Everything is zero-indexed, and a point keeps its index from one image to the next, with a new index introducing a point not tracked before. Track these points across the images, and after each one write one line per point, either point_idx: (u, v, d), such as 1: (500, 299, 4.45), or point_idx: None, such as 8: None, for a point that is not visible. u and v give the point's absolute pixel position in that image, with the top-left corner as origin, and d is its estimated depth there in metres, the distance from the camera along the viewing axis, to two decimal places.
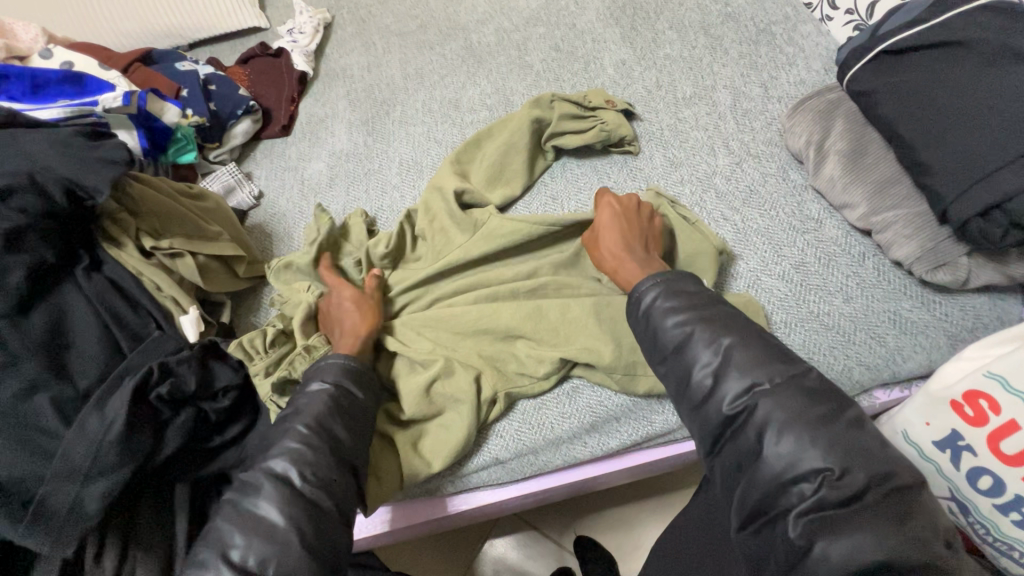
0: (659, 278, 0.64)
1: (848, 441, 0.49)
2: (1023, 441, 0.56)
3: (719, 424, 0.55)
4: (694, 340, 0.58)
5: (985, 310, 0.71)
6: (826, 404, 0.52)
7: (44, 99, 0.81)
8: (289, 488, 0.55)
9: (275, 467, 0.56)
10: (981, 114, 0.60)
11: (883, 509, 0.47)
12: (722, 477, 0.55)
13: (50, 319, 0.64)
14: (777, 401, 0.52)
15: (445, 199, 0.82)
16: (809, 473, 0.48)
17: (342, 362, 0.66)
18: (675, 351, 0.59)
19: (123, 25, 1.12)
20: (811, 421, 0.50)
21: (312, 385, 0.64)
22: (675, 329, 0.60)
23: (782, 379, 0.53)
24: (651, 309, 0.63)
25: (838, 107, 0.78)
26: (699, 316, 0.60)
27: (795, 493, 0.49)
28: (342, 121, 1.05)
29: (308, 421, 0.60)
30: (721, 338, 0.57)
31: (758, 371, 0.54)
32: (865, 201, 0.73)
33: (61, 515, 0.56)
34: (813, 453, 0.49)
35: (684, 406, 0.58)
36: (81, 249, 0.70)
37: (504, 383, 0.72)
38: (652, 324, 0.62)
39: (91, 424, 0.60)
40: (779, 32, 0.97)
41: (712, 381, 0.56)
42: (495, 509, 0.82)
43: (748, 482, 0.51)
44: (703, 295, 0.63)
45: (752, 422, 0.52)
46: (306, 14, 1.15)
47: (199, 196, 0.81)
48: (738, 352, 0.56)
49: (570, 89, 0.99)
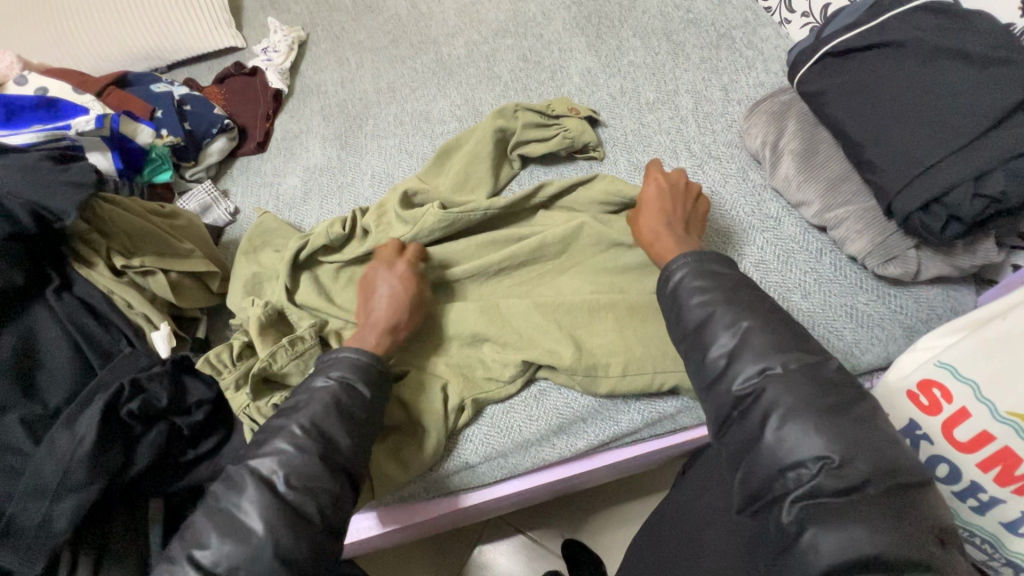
0: (692, 257, 0.62)
1: (857, 430, 0.47)
2: (975, 427, 0.57)
3: (728, 403, 0.53)
4: (714, 321, 0.57)
5: (940, 301, 0.73)
6: (842, 392, 0.50)
7: (18, 125, 0.82)
8: (272, 491, 0.55)
9: (261, 467, 0.57)
10: (918, 111, 0.62)
11: (881, 502, 0.45)
12: (726, 456, 0.53)
13: (20, 341, 0.66)
14: (788, 387, 0.50)
15: (405, 207, 0.83)
16: (808, 459, 0.47)
17: (353, 357, 0.65)
18: (695, 330, 0.58)
19: (100, 50, 1.14)
20: (818, 409, 0.48)
21: (317, 380, 0.64)
22: (698, 308, 0.58)
23: (796, 365, 0.52)
24: (677, 287, 0.61)
25: (790, 108, 0.80)
26: (722, 296, 0.58)
27: (793, 478, 0.48)
28: (316, 136, 1.06)
29: (302, 415, 0.60)
30: (740, 321, 0.55)
31: (773, 356, 0.52)
32: (818, 198, 0.74)
33: (31, 531, 0.58)
34: (815, 440, 0.47)
35: (698, 385, 0.57)
36: (50, 270, 0.72)
37: (471, 390, 0.73)
38: (677, 303, 0.61)
39: (61, 441, 0.62)
40: (739, 36, 1.00)
41: (725, 361, 0.54)
42: (477, 512, 0.83)
43: (748, 466, 0.50)
44: (734, 276, 0.61)
45: (759, 406, 0.51)
46: (280, 32, 1.17)
47: (170, 215, 0.83)
48: (755, 336, 0.54)
49: (537, 98, 1.01)
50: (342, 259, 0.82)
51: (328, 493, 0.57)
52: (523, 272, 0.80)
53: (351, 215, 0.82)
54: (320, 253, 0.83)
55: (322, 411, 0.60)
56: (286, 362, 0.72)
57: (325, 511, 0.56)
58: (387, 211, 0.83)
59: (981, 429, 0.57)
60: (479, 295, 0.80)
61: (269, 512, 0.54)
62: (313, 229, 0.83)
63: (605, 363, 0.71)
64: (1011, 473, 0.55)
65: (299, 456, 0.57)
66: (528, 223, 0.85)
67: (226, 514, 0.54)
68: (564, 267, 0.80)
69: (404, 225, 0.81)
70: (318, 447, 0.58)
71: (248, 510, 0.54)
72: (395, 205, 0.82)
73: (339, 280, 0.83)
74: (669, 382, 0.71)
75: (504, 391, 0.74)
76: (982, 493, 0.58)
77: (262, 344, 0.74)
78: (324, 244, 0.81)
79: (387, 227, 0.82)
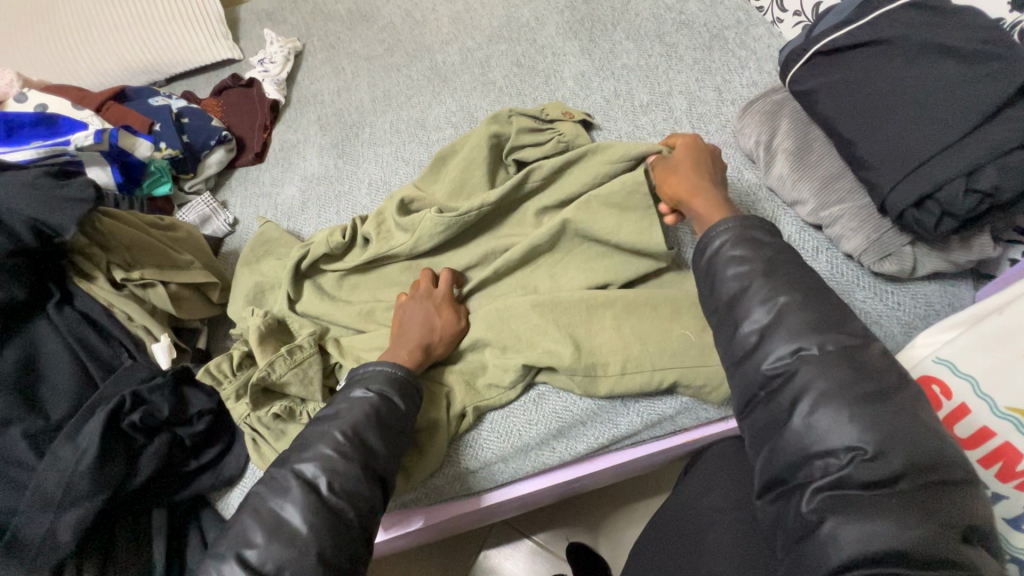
0: (734, 223, 0.62)
1: (896, 421, 0.46)
2: (975, 422, 0.57)
3: (756, 382, 0.53)
4: (749, 294, 0.56)
5: (938, 297, 0.72)
6: (883, 379, 0.48)
7: (19, 141, 0.84)
8: (316, 495, 0.55)
9: (305, 471, 0.56)
10: (910, 107, 0.62)
11: (913, 498, 0.44)
12: (752, 436, 0.54)
13: (23, 356, 0.67)
14: (822, 371, 0.49)
15: (400, 211, 0.84)
16: (839, 449, 0.46)
17: (389, 371, 0.65)
18: (728, 302, 0.58)
19: (99, 64, 1.16)
20: (853, 397, 0.47)
21: (357, 391, 0.64)
22: (733, 280, 0.58)
23: (834, 347, 0.50)
24: (715, 256, 0.61)
25: (783, 107, 0.81)
26: (760, 267, 0.57)
27: (819, 466, 0.47)
28: (314, 145, 1.07)
29: (343, 423, 0.60)
30: (777, 296, 0.55)
31: (809, 336, 0.51)
32: (813, 197, 0.75)
33: (35, 544, 0.59)
34: (849, 429, 0.46)
35: (726, 360, 0.58)
36: (52, 285, 0.72)
37: (472, 398, 0.74)
38: (712, 272, 0.61)
39: (64, 454, 0.63)
40: (731, 36, 1.00)
41: (757, 338, 0.54)
42: (481, 517, 0.83)
43: (772, 447, 0.50)
44: (777, 246, 0.60)
45: (789, 388, 0.51)
46: (275, 43, 1.18)
47: (169, 228, 0.83)
48: (791, 314, 0.53)
49: (531, 102, 1.02)
50: (344, 266, 0.83)
51: (365, 498, 0.57)
52: (520, 277, 0.81)
53: (352, 223, 0.83)
54: (321, 262, 0.84)
55: (363, 419, 0.60)
56: (285, 371, 0.72)
57: (362, 515, 0.56)
58: (387, 218, 0.84)
59: (981, 424, 0.56)
60: (476, 301, 0.81)
61: (280, 517, 0.54)
62: (314, 238, 0.84)
63: (603, 363, 0.71)
64: (1013, 469, 0.54)
65: (330, 457, 0.57)
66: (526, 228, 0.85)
67: (271, 515, 0.54)
68: (562, 269, 0.80)
69: (404, 232, 0.82)
70: (359, 454, 0.58)
71: (292, 513, 0.54)
72: (393, 213, 0.83)
73: (342, 288, 0.84)
74: (668, 379, 0.70)
75: (504, 397, 0.74)
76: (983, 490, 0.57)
77: (262, 355, 0.74)
78: (325, 253, 0.82)
79: (388, 235, 0.82)
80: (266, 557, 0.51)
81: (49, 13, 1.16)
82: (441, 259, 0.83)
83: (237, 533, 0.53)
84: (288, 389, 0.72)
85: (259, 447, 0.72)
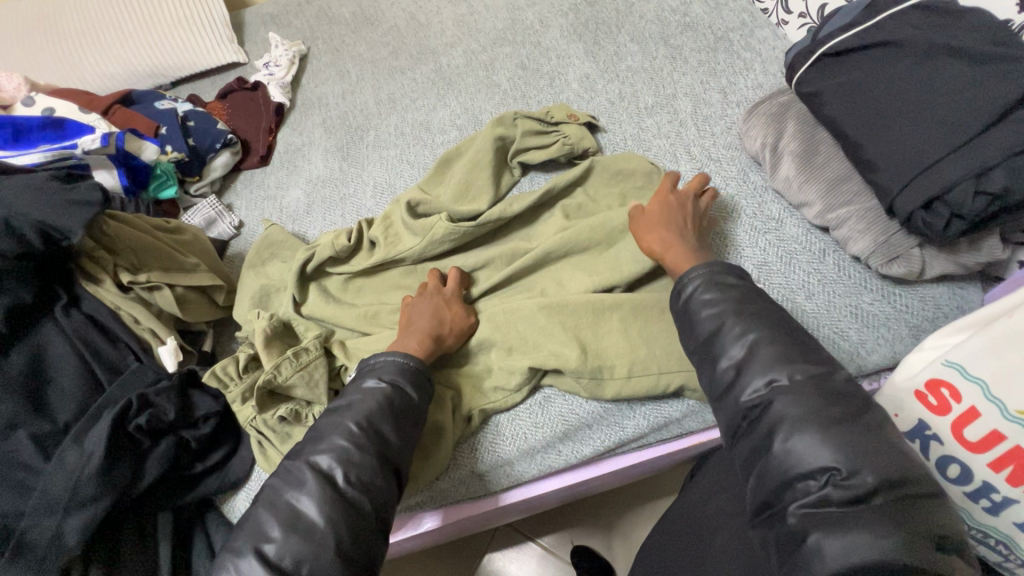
0: (702, 268, 0.63)
1: (864, 442, 0.46)
2: (985, 426, 0.56)
3: (737, 413, 0.53)
4: (723, 334, 0.57)
5: (946, 300, 0.72)
6: (846, 403, 0.49)
7: (27, 145, 0.85)
8: (333, 490, 0.55)
9: (320, 462, 0.56)
10: (917, 110, 0.62)
11: (887, 512, 0.44)
12: (739, 464, 0.53)
13: (30, 359, 0.67)
14: (794, 398, 0.50)
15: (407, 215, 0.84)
16: (815, 470, 0.46)
17: (401, 360, 0.65)
18: (705, 341, 0.59)
19: (105, 68, 1.16)
20: (824, 421, 0.48)
21: (368, 380, 0.64)
22: (708, 319, 0.59)
23: (803, 376, 0.51)
24: (690, 299, 0.62)
25: (789, 109, 0.80)
26: (732, 307, 0.58)
27: (801, 488, 0.47)
28: (318, 148, 1.07)
29: (355, 413, 0.60)
30: (749, 332, 0.56)
31: (780, 366, 0.52)
32: (819, 199, 0.74)
33: (42, 547, 0.59)
34: (822, 451, 0.46)
35: (711, 395, 0.58)
36: (58, 288, 0.72)
37: (479, 400, 0.74)
38: (688, 314, 0.62)
39: (70, 456, 0.63)
40: (736, 38, 1.00)
41: (734, 372, 0.55)
42: (488, 519, 0.83)
43: (758, 474, 0.50)
44: (745, 287, 0.61)
45: (766, 419, 0.50)
46: (281, 47, 1.18)
47: (176, 230, 0.83)
48: (763, 347, 0.54)
49: (536, 105, 1.02)
50: (350, 269, 0.83)
51: (381, 494, 0.57)
52: (526, 281, 0.81)
53: (358, 226, 0.84)
54: (327, 265, 0.84)
55: (376, 409, 0.60)
56: (290, 373, 0.72)
57: (379, 506, 0.56)
58: (396, 220, 0.84)
59: (991, 428, 0.56)
60: (482, 303, 0.80)
61: (296, 510, 0.53)
62: (320, 242, 0.84)
63: (610, 365, 0.71)
64: None
65: (344, 451, 0.57)
66: (531, 231, 0.85)
67: (288, 508, 0.54)
68: (568, 270, 0.80)
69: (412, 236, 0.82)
70: (375, 446, 0.58)
71: (308, 505, 0.53)
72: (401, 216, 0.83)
73: (347, 291, 0.84)
74: (675, 381, 0.70)
75: (511, 397, 0.74)
76: (994, 493, 0.57)
77: (268, 357, 0.74)
78: (330, 256, 0.82)
79: (395, 239, 0.82)
80: (284, 551, 0.51)
81: (56, 18, 1.17)
82: (447, 260, 0.83)
83: (252, 527, 0.53)
84: (292, 390, 0.72)
85: (264, 450, 0.72)
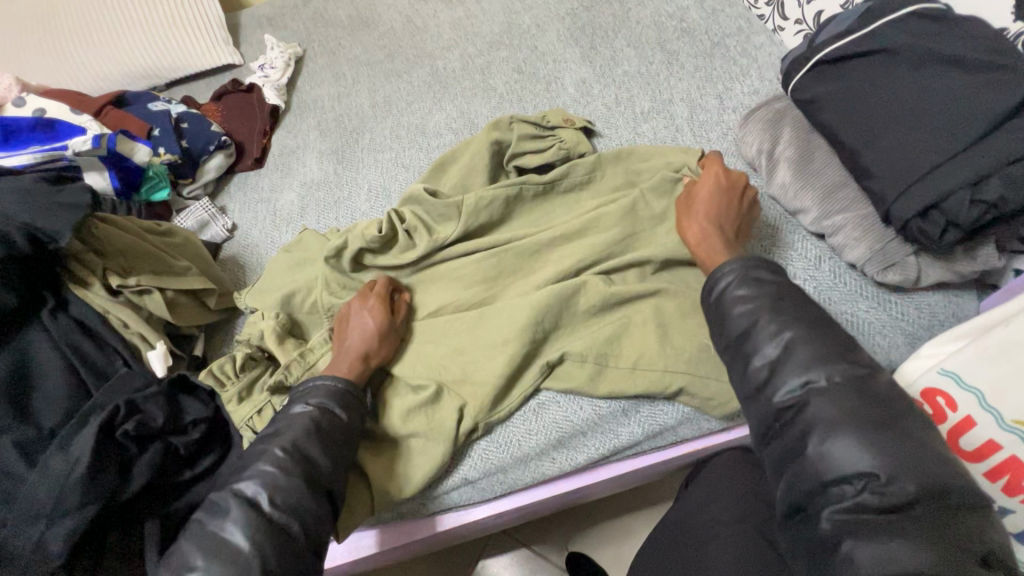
0: (739, 263, 0.62)
1: (904, 448, 0.47)
2: (980, 436, 0.56)
3: (770, 415, 0.54)
4: (756, 331, 0.57)
5: (941, 308, 0.72)
6: (889, 406, 0.50)
7: (16, 145, 0.83)
8: (258, 511, 0.56)
9: (245, 490, 0.57)
10: (913, 117, 0.62)
11: (925, 522, 0.45)
12: (769, 466, 0.54)
13: (14, 364, 0.65)
14: (832, 401, 0.50)
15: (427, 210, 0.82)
16: (853, 476, 0.47)
17: (330, 384, 0.66)
18: (738, 338, 0.58)
19: (99, 68, 1.15)
20: (864, 426, 0.48)
21: (296, 407, 0.64)
22: (741, 316, 0.58)
23: (841, 378, 0.51)
24: (722, 295, 0.61)
25: (784, 116, 0.80)
26: (766, 304, 0.58)
27: (835, 493, 0.48)
28: (313, 151, 1.07)
29: (283, 439, 0.61)
30: (784, 331, 0.55)
31: (818, 368, 0.52)
32: (815, 205, 0.74)
33: (25, 555, 0.58)
34: (861, 457, 0.47)
35: (739, 394, 0.58)
36: (46, 291, 0.71)
37: (485, 415, 0.71)
38: (720, 309, 0.61)
39: (55, 464, 0.61)
40: (733, 44, 1.00)
41: (768, 373, 0.55)
42: (480, 528, 0.82)
43: (791, 477, 0.51)
44: (779, 283, 0.60)
45: (800, 420, 0.51)
46: (276, 49, 1.18)
47: (166, 233, 0.82)
48: (800, 348, 0.54)
49: (532, 109, 1.01)
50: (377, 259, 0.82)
51: (312, 513, 0.58)
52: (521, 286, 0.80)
53: (392, 217, 0.81)
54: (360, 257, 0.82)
55: (303, 434, 0.61)
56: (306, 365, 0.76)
57: (309, 527, 0.57)
58: (425, 209, 0.82)
59: (987, 437, 0.56)
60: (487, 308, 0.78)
61: (226, 536, 0.54)
62: (354, 230, 0.82)
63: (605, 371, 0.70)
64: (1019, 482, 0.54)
65: (273, 473, 0.58)
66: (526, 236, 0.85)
67: (211, 537, 0.55)
68: None
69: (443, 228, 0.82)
70: (300, 468, 0.59)
71: (233, 532, 0.55)
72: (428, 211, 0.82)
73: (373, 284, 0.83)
74: (669, 389, 0.69)
75: (500, 406, 0.72)
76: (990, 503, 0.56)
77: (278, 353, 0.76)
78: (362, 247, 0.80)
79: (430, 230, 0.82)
80: None
81: (50, 18, 1.16)
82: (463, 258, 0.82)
83: None
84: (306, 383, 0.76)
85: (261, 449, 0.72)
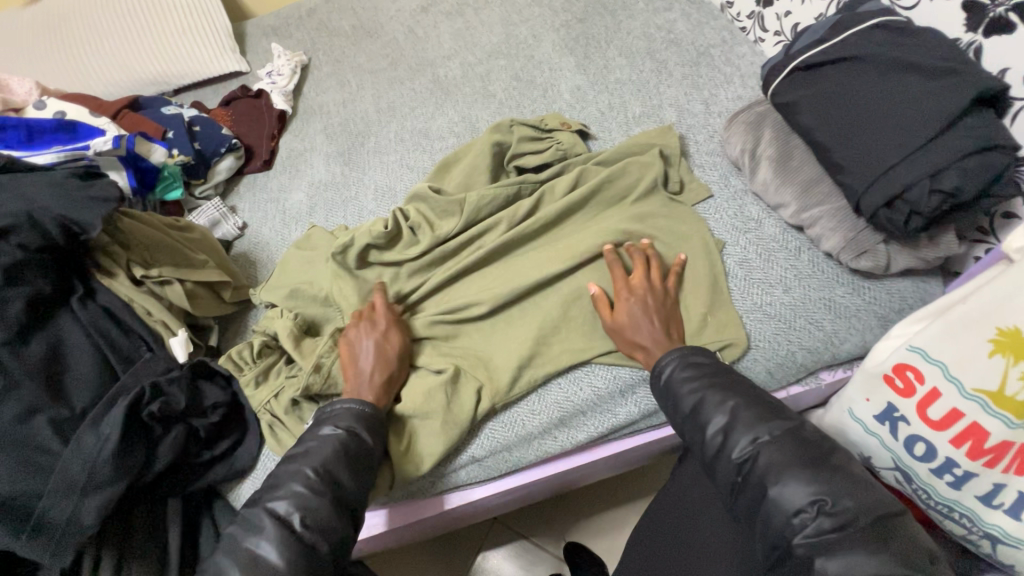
0: (675, 353, 0.69)
1: (842, 479, 0.53)
2: (945, 405, 0.62)
3: (732, 470, 0.59)
4: (704, 403, 0.63)
5: (910, 292, 0.79)
6: (820, 448, 0.56)
7: (40, 146, 0.87)
8: (289, 529, 0.57)
9: (279, 509, 0.59)
10: (879, 116, 0.68)
11: (869, 531, 0.50)
12: (743, 516, 0.58)
13: (49, 347, 0.68)
14: (776, 448, 0.56)
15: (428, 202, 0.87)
16: (808, 505, 0.52)
17: (357, 407, 0.69)
18: (690, 415, 0.64)
19: (110, 75, 1.20)
20: (804, 464, 0.55)
21: (324, 429, 0.66)
22: (688, 394, 0.65)
23: (780, 431, 0.58)
24: (669, 380, 0.68)
25: (765, 118, 0.87)
26: (706, 381, 0.65)
27: (798, 523, 0.53)
28: (320, 153, 1.12)
29: (313, 460, 0.63)
30: (727, 400, 0.62)
31: (760, 425, 0.59)
32: (794, 200, 0.80)
33: (60, 526, 0.60)
34: (807, 488, 0.53)
35: (702, 459, 0.63)
36: (74, 279, 0.74)
37: (499, 395, 0.76)
38: (671, 394, 0.67)
39: (86, 442, 0.64)
40: (717, 54, 1.07)
41: (722, 437, 0.60)
42: (486, 508, 0.87)
43: (764, 521, 0.55)
44: (714, 363, 0.68)
45: (756, 472, 0.56)
46: (283, 57, 1.23)
47: (185, 229, 0.86)
48: (741, 411, 0.60)
49: (530, 114, 1.07)
50: (382, 254, 0.86)
51: (337, 533, 0.59)
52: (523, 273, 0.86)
53: (396, 215, 0.86)
54: (367, 254, 0.86)
55: (331, 456, 0.63)
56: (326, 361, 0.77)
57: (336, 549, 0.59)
58: (429, 206, 0.87)
59: (951, 406, 0.61)
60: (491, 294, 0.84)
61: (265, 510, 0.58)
62: (358, 229, 0.86)
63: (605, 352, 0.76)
64: (980, 446, 0.60)
65: (303, 494, 0.60)
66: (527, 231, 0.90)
67: (246, 554, 0.56)
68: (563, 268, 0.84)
69: (449, 220, 0.87)
70: (326, 455, 0.63)
71: (269, 551, 0.56)
72: (433, 206, 0.87)
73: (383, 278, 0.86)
74: None
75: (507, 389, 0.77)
76: (957, 468, 0.63)
77: (296, 351, 0.79)
78: (369, 244, 0.84)
79: (433, 224, 0.87)
80: None
81: (62, 25, 1.20)
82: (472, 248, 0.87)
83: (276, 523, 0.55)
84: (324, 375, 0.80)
85: (276, 433, 0.76)
